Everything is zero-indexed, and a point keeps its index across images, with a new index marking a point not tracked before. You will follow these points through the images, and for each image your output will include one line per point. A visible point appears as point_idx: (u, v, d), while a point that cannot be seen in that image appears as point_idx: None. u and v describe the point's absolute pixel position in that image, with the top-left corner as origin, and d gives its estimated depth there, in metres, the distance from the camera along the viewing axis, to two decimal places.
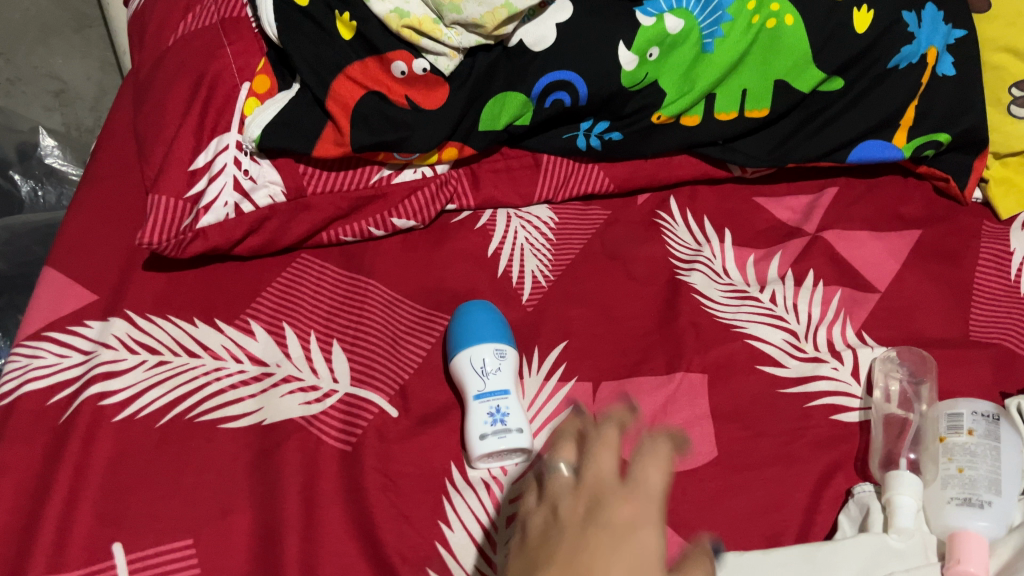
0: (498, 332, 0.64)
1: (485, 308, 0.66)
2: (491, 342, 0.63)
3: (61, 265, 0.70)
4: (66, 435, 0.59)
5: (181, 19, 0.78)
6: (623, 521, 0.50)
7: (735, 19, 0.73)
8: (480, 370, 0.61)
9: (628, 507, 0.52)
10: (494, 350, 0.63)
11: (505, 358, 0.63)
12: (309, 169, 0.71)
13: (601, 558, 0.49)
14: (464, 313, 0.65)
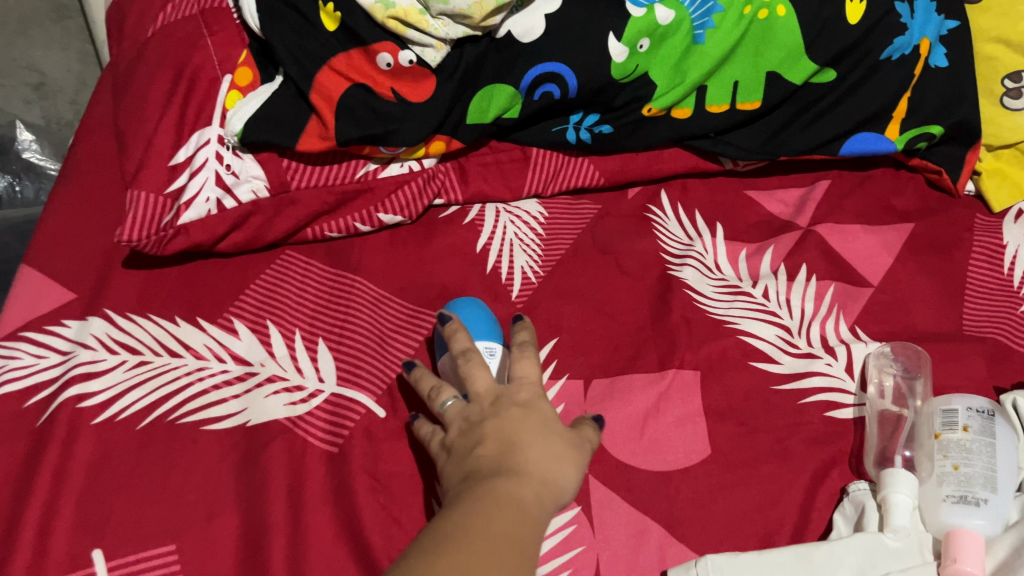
0: (488, 330, 0.62)
1: (475, 303, 0.65)
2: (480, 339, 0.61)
3: (39, 263, 0.68)
4: (45, 439, 0.58)
5: (160, 9, 0.76)
6: (524, 398, 0.52)
7: (727, 10, 0.71)
8: None
9: (525, 392, 0.53)
10: (483, 348, 0.61)
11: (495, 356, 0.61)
12: (293, 164, 0.69)
13: (524, 436, 0.49)
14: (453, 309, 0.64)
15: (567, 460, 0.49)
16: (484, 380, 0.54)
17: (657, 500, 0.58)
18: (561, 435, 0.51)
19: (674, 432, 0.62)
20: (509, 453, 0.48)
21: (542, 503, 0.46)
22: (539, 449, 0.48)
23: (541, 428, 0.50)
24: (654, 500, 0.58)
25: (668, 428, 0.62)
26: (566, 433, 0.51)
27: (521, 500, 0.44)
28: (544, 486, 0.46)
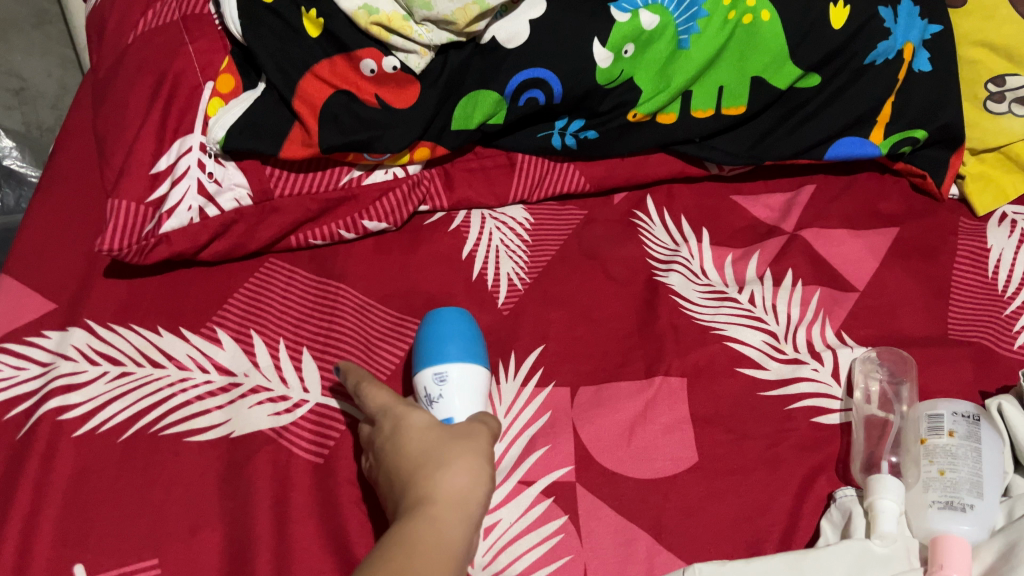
0: (446, 349, 0.59)
1: (451, 318, 0.61)
2: (430, 365, 0.58)
3: (18, 273, 0.68)
4: (25, 453, 0.57)
5: (141, 15, 0.75)
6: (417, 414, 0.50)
7: (711, 15, 0.71)
8: (425, 399, 0.58)
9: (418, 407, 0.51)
10: (432, 375, 0.58)
11: (446, 381, 0.57)
12: (277, 171, 0.69)
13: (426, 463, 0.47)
14: (426, 326, 0.61)
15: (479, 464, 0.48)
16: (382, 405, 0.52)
17: (644, 508, 0.58)
18: (461, 441, 0.49)
19: (662, 439, 0.61)
20: (406, 496, 0.47)
21: (444, 526, 0.44)
22: (435, 468, 0.47)
23: (436, 445, 0.48)
24: (642, 509, 0.58)
25: (655, 436, 0.61)
26: (469, 436, 0.50)
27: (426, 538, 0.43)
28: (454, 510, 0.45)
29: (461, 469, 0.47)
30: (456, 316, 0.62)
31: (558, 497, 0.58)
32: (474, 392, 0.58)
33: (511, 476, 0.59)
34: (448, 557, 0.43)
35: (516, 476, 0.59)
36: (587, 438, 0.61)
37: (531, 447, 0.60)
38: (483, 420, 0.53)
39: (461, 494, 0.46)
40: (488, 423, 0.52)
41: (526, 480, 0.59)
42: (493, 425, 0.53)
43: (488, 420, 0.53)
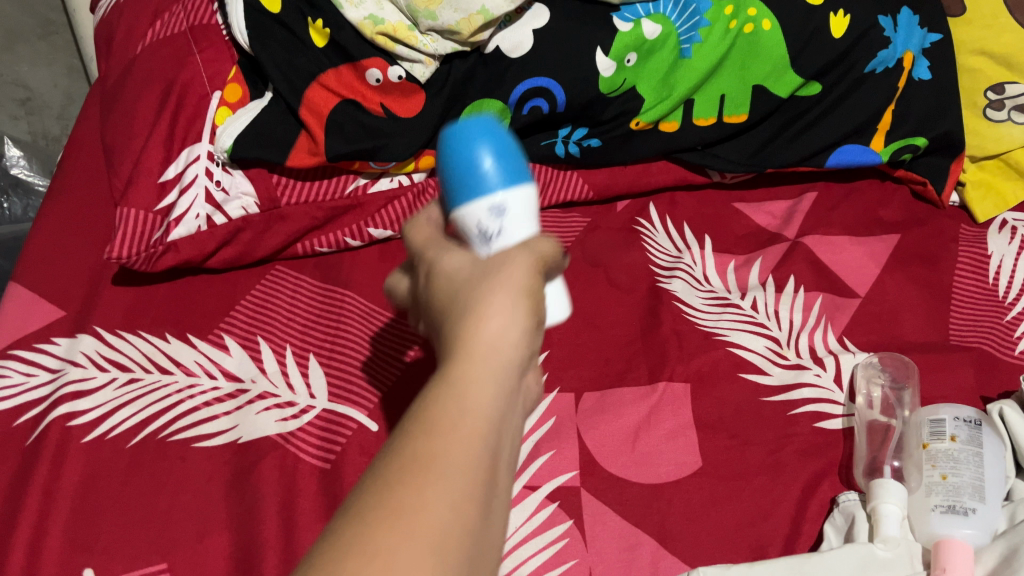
0: (491, 168, 0.44)
1: (488, 133, 0.45)
2: (481, 198, 0.43)
3: (28, 281, 0.69)
4: (34, 458, 0.58)
5: (149, 26, 0.76)
6: (449, 262, 0.40)
7: (713, 24, 0.72)
8: (479, 242, 0.44)
9: (453, 256, 0.40)
10: (487, 207, 0.43)
11: (506, 213, 0.44)
12: (284, 179, 0.70)
13: (455, 308, 0.37)
14: (455, 154, 0.45)
15: (518, 310, 0.36)
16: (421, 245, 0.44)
17: (648, 512, 0.58)
18: (495, 274, 0.37)
19: (666, 444, 0.62)
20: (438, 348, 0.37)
21: (472, 392, 0.33)
22: (462, 317, 0.36)
23: (464, 280, 0.38)
24: (646, 513, 0.58)
25: (659, 441, 0.62)
26: (504, 269, 0.38)
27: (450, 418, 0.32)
28: (492, 363, 0.34)
29: (494, 314, 0.36)
30: (493, 127, 0.45)
31: (563, 502, 0.59)
32: (532, 220, 0.45)
33: (516, 481, 0.59)
34: (477, 434, 0.32)
35: (521, 481, 0.59)
36: (591, 444, 0.62)
37: (536, 452, 0.61)
38: (528, 245, 0.41)
39: (498, 344, 0.35)
40: (529, 253, 0.40)
41: (531, 485, 0.59)
42: (538, 258, 0.40)
43: (523, 256, 0.39)
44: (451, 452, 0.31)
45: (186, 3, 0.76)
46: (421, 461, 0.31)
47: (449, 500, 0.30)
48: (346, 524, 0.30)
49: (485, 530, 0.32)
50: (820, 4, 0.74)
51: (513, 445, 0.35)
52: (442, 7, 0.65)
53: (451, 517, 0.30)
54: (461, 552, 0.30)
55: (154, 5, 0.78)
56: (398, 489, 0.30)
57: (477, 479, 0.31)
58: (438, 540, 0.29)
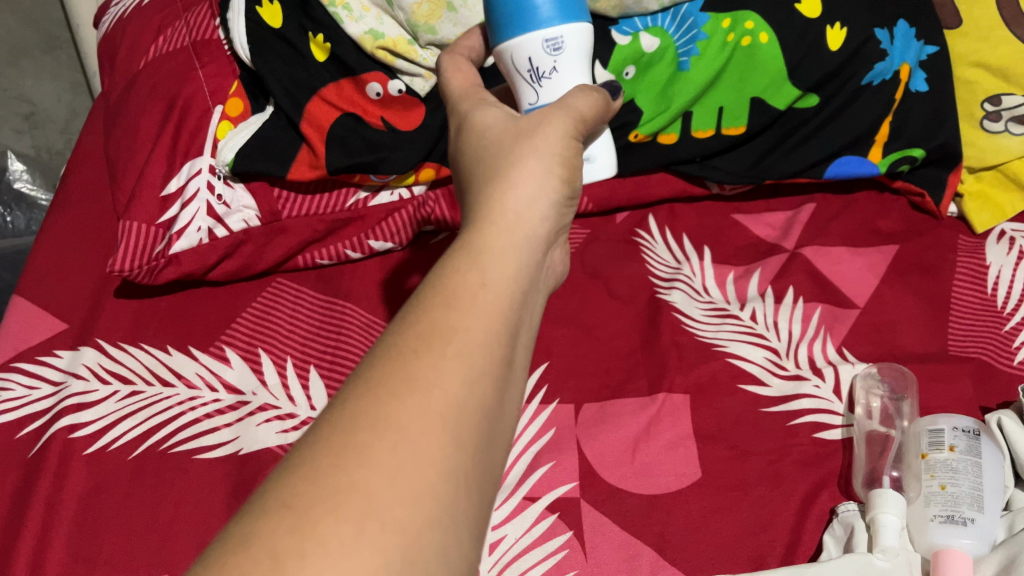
0: (545, 5, 0.49)
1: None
2: (536, 34, 0.50)
3: (34, 296, 0.69)
4: (37, 470, 0.58)
5: (152, 41, 0.77)
6: (484, 124, 0.46)
7: (711, 37, 0.74)
8: (533, 71, 0.52)
9: (488, 116, 0.46)
10: (544, 44, 0.50)
11: (557, 46, 0.51)
12: (284, 193, 0.70)
13: (487, 174, 0.43)
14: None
15: (546, 180, 0.42)
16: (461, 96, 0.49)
17: (648, 523, 0.59)
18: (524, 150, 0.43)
19: (665, 455, 0.62)
20: (467, 215, 0.42)
21: (493, 258, 0.38)
22: (493, 186, 0.42)
23: (498, 143, 0.44)
24: (646, 524, 0.59)
25: (659, 452, 0.62)
26: (535, 137, 0.43)
27: (473, 291, 0.37)
28: (519, 233, 0.40)
29: (519, 187, 0.42)
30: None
31: (562, 513, 0.59)
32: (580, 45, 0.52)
33: (516, 492, 0.60)
34: (494, 313, 0.36)
35: (521, 493, 0.60)
36: (591, 455, 0.62)
37: (535, 463, 0.62)
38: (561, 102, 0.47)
39: (521, 213, 0.41)
40: (564, 116, 0.45)
41: (531, 496, 0.60)
42: (569, 132, 0.45)
43: (556, 128, 0.44)
44: (470, 329, 0.35)
45: (189, 18, 0.77)
46: (431, 337, 0.34)
47: (462, 376, 0.34)
48: (367, 377, 0.34)
49: (498, 411, 0.35)
50: (816, 17, 0.74)
51: (532, 318, 0.40)
52: (441, 21, 0.66)
53: (464, 391, 0.33)
54: (475, 420, 0.33)
55: (157, 20, 0.79)
56: (416, 363, 0.33)
57: (492, 357, 0.35)
58: (450, 413, 0.33)
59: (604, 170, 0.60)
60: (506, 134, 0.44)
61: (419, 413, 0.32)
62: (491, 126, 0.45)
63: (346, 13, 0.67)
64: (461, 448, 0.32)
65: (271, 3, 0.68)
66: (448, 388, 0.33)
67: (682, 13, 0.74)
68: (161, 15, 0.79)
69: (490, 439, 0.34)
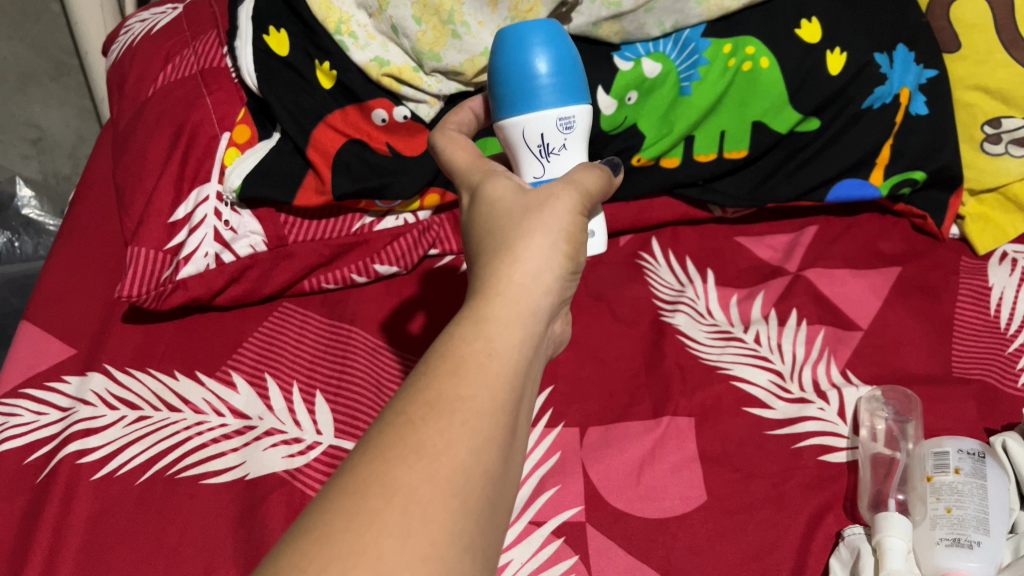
0: (553, 82, 0.50)
1: (552, 41, 0.51)
2: (549, 111, 0.51)
3: (42, 321, 0.70)
4: (44, 496, 0.58)
5: (160, 69, 0.78)
6: (493, 192, 0.47)
7: (712, 62, 0.74)
8: (542, 150, 0.52)
9: (497, 184, 0.47)
10: (558, 121, 0.51)
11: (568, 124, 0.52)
12: (290, 218, 0.72)
13: (495, 243, 0.44)
14: (520, 54, 0.50)
15: (550, 256, 0.43)
16: (470, 164, 0.50)
17: (654, 547, 0.58)
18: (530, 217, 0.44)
19: (670, 478, 0.62)
20: (475, 280, 0.44)
21: (501, 330, 0.40)
22: (501, 254, 0.43)
23: (508, 214, 0.45)
24: (652, 548, 0.58)
25: (664, 475, 0.62)
26: (545, 206, 0.45)
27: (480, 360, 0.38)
28: (523, 308, 0.41)
29: (527, 259, 0.43)
30: (549, 29, 0.51)
31: (568, 537, 0.59)
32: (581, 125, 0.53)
33: (521, 517, 0.60)
34: (500, 380, 0.38)
35: (526, 518, 0.60)
36: (596, 478, 0.62)
37: (541, 488, 0.62)
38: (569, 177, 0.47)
39: (529, 281, 0.42)
40: (573, 189, 0.46)
41: (536, 520, 0.60)
42: (579, 198, 0.46)
43: (564, 195, 0.45)
44: (476, 397, 0.37)
45: (197, 47, 0.78)
46: (438, 405, 0.36)
47: (469, 443, 0.35)
48: (376, 440, 0.35)
49: (502, 475, 0.36)
50: (817, 42, 0.75)
51: (534, 384, 0.42)
52: (446, 48, 0.67)
53: (471, 458, 0.35)
54: (480, 487, 0.35)
55: (165, 49, 0.80)
56: (424, 431, 0.35)
57: (498, 424, 0.37)
58: (458, 479, 0.34)
59: (602, 246, 0.56)
60: (516, 201, 0.45)
61: (429, 479, 0.33)
62: (500, 194, 0.46)
63: (351, 41, 0.67)
64: (468, 514, 0.34)
65: (277, 32, 0.69)
66: (456, 455, 0.35)
67: (684, 39, 0.75)
68: (169, 44, 0.80)
69: (493, 504, 0.36)
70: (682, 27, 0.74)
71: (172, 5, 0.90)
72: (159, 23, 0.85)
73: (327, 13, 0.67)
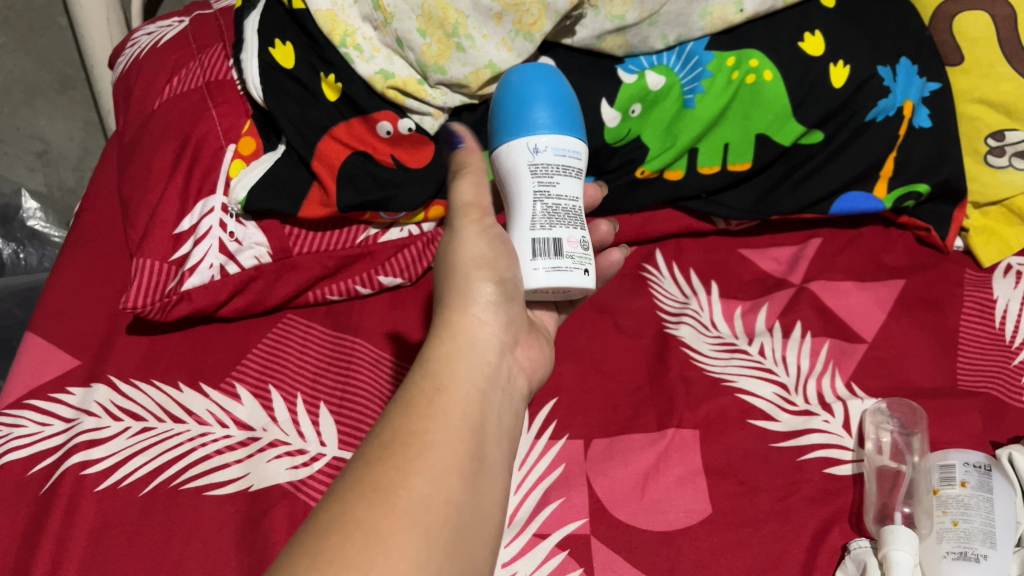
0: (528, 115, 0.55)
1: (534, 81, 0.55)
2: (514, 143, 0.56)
3: (47, 332, 0.70)
4: (47, 507, 0.58)
5: (166, 82, 0.78)
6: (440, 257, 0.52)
7: (715, 75, 0.74)
8: None
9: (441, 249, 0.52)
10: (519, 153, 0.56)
11: (542, 151, 0.53)
12: (295, 230, 0.71)
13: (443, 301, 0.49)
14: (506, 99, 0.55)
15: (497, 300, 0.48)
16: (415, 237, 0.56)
17: (659, 560, 0.58)
18: (458, 260, 0.50)
19: (675, 491, 0.62)
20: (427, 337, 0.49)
21: (446, 376, 0.45)
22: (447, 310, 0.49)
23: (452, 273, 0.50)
24: (656, 561, 0.58)
25: (669, 488, 0.62)
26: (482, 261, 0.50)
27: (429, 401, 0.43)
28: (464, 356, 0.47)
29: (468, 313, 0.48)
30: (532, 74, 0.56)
31: (572, 551, 0.59)
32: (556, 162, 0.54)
33: (526, 529, 0.59)
34: (448, 416, 0.43)
35: (530, 530, 0.59)
36: (601, 491, 0.62)
37: (545, 500, 0.61)
38: (452, 170, 0.53)
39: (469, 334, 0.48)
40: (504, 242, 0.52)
41: (541, 532, 0.59)
42: (477, 209, 0.51)
43: (474, 218, 0.51)
44: (427, 431, 0.41)
45: (202, 60, 0.79)
46: (392, 445, 0.40)
47: (424, 475, 0.39)
48: (339, 486, 0.39)
49: (467, 502, 0.40)
50: (820, 55, 0.75)
51: (496, 416, 0.46)
52: (450, 61, 0.67)
53: (430, 488, 0.39)
54: (443, 515, 0.39)
55: (171, 62, 0.80)
56: (380, 469, 0.39)
57: (454, 456, 0.41)
58: (419, 509, 0.38)
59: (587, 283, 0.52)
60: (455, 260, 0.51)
61: (388, 512, 0.37)
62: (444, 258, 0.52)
63: (357, 53, 0.68)
64: (432, 542, 0.38)
65: (282, 45, 0.69)
66: (414, 487, 0.39)
67: (688, 51, 0.74)
68: (175, 57, 0.81)
69: (461, 531, 0.39)
70: (687, 39, 0.74)
71: (178, 18, 0.90)
72: (165, 36, 0.86)
73: (332, 26, 0.67)
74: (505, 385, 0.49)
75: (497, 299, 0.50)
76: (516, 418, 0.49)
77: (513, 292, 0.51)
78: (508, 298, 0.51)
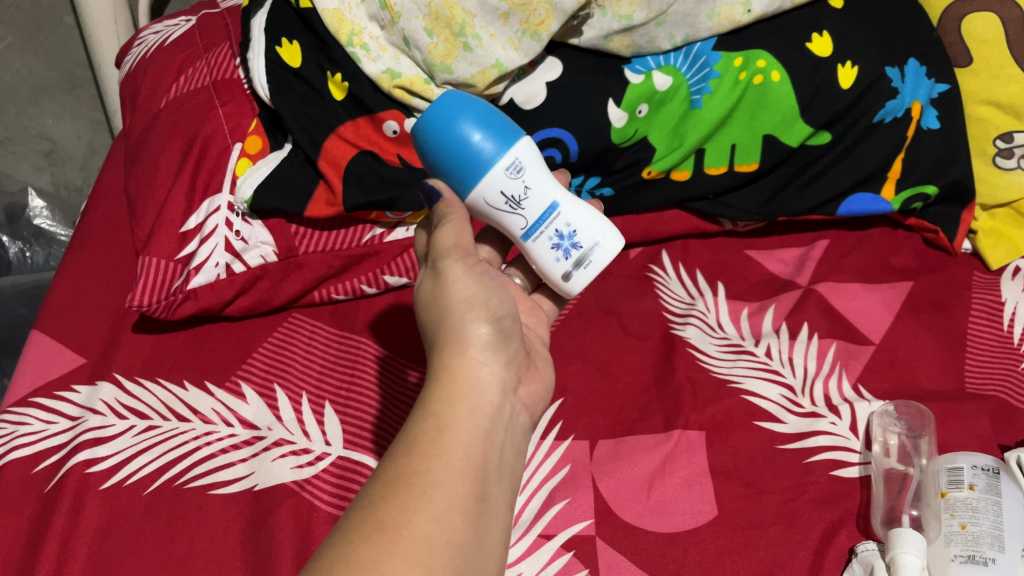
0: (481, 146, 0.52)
1: (444, 124, 0.52)
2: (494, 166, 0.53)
3: (52, 331, 0.70)
4: (52, 505, 0.58)
5: (173, 80, 0.78)
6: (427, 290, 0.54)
7: (723, 75, 0.74)
8: (513, 202, 0.55)
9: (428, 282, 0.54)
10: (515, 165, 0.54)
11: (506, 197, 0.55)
12: (301, 229, 0.72)
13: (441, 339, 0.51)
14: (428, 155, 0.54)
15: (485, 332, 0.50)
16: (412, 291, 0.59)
17: (665, 562, 0.58)
18: (450, 303, 0.51)
19: (681, 492, 0.62)
20: (430, 371, 0.50)
21: (449, 414, 0.46)
22: (448, 348, 0.50)
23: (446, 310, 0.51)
24: (662, 562, 0.58)
25: (675, 489, 0.62)
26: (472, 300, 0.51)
27: (433, 438, 0.45)
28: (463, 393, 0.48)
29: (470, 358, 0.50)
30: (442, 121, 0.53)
31: (578, 552, 0.58)
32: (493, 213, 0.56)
33: (532, 530, 0.59)
34: (451, 453, 0.44)
35: (536, 531, 0.59)
36: (606, 492, 0.62)
37: (550, 501, 0.61)
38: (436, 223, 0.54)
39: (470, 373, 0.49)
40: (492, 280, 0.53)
41: (546, 533, 0.59)
42: (460, 250, 0.52)
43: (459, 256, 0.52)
44: (430, 470, 0.43)
45: (209, 59, 0.79)
46: (396, 484, 0.42)
47: (428, 514, 0.41)
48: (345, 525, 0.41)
49: (469, 540, 0.42)
50: (828, 56, 0.75)
51: (499, 454, 0.48)
52: (457, 60, 0.66)
53: (434, 528, 0.41)
54: (446, 554, 0.40)
55: (177, 61, 0.80)
56: (384, 509, 0.41)
57: (457, 495, 0.43)
58: (422, 549, 0.40)
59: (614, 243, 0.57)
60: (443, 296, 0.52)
61: (391, 551, 0.39)
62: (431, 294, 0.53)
63: (363, 53, 0.68)
64: None
65: (289, 44, 0.70)
66: (417, 528, 0.40)
67: (694, 52, 0.74)
68: (182, 56, 0.81)
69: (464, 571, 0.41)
70: (693, 40, 0.74)
71: (185, 18, 0.90)
72: (173, 35, 0.86)
73: (339, 25, 0.67)
74: (508, 422, 0.50)
75: (495, 338, 0.51)
76: (520, 456, 0.50)
77: (509, 326, 0.52)
78: (504, 331, 0.52)
